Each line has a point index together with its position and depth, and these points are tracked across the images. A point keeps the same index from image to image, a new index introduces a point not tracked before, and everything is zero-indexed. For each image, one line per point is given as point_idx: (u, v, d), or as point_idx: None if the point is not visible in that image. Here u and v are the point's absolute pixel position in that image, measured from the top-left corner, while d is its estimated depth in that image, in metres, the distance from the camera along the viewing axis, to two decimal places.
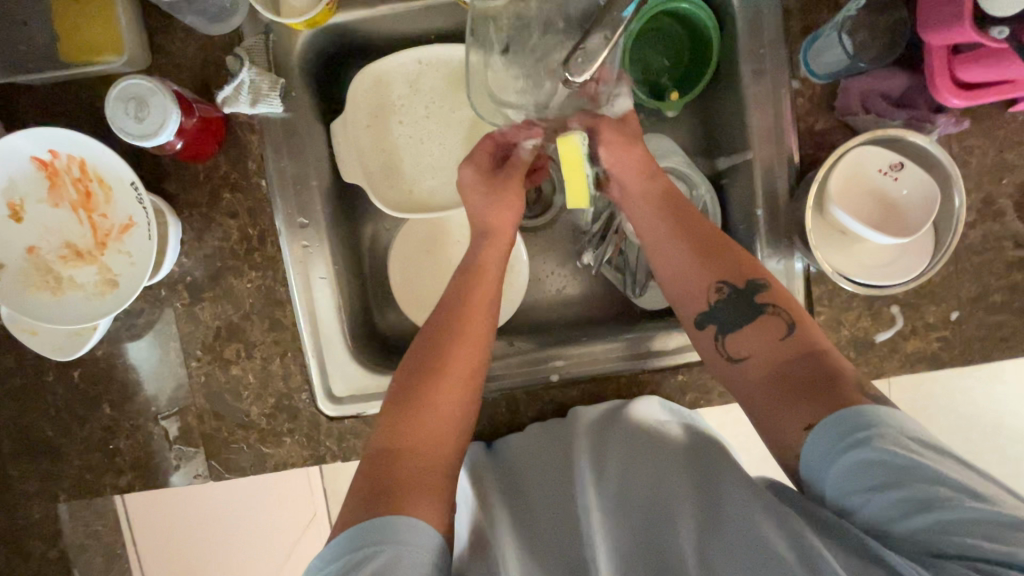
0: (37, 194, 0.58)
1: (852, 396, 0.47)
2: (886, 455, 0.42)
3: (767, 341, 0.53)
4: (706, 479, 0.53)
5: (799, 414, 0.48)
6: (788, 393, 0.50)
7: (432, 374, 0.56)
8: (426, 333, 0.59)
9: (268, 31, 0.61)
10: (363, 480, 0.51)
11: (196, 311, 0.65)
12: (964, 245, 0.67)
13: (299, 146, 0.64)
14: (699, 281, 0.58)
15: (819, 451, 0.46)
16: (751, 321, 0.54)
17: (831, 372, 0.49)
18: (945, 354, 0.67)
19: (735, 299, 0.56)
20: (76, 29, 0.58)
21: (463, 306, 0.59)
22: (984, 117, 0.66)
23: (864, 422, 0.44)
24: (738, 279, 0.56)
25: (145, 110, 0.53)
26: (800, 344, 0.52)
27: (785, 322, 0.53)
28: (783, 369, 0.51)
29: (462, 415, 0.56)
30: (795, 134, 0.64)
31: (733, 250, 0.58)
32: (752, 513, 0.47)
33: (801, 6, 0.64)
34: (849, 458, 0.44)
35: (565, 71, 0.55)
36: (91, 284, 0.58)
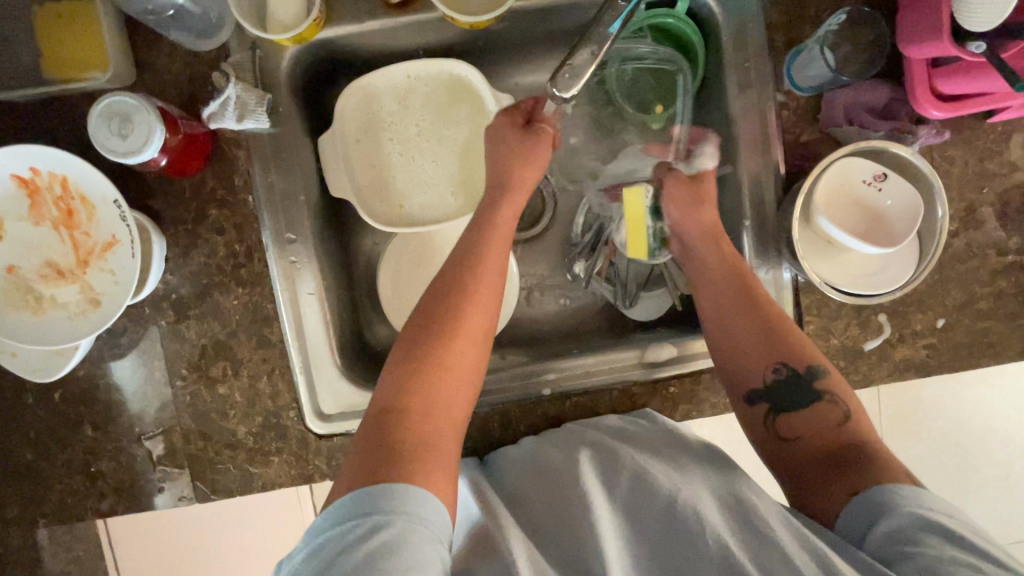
0: (18, 212, 0.56)
1: (901, 479, 0.49)
2: (934, 522, 0.44)
3: (824, 426, 0.56)
4: (724, 478, 0.53)
5: (845, 486, 0.50)
6: (834, 471, 0.52)
7: (450, 348, 0.55)
8: (434, 312, 0.57)
9: (255, 47, 0.60)
10: (361, 452, 0.49)
11: (182, 328, 0.64)
12: (948, 253, 0.68)
13: (287, 161, 0.64)
14: (761, 361, 0.59)
15: (874, 504, 0.47)
16: (808, 405, 0.57)
17: (888, 464, 0.51)
18: (932, 362, 0.68)
19: (793, 381, 0.58)
20: (61, 46, 0.57)
21: (469, 278, 0.59)
22: (965, 127, 0.67)
23: (917, 494, 0.47)
24: (798, 364, 0.58)
25: (129, 127, 0.52)
26: (856, 433, 0.54)
27: (840, 411, 0.56)
28: (837, 452, 0.53)
29: (473, 376, 0.56)
30: (781, 146, 0.65)
31: (795, 333, 0.60)
32: (769, 517, 0.48)
33: (784, 20, 0.64)
34: (897, 517, 0.46)
35: (553, 86, 0.57)
36: (73, 304, 0.57)
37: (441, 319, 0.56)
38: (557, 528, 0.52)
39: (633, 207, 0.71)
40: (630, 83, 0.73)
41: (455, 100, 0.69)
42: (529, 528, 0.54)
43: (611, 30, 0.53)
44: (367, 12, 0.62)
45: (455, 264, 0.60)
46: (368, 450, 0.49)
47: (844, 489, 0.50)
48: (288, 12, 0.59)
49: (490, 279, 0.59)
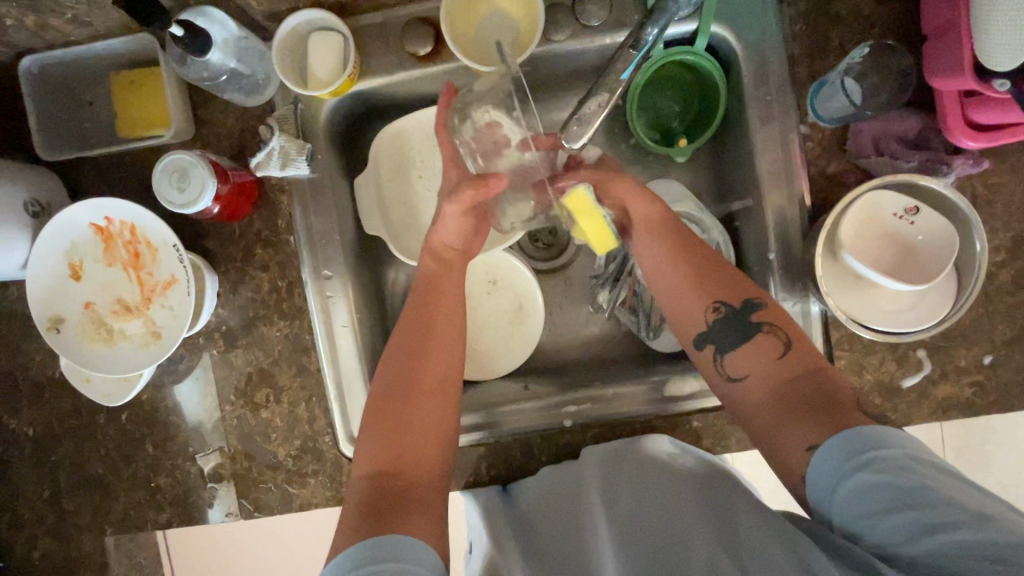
0: (94, 255, 0.64)
1: (852, 417, 0.48)
2: (891, 479, 0.43)
3: (768, 360, 0.55)
4: (719, 501, 0.56)
5: (802, 434, 0.49)
6: (788, 410, 0.52)
7: (407, 401, 0.58)
8: (390, 365, 0.60)
9: (297, 101, 0.66)
10: (360, 499, 0.53)
11: (230, 357, 0.70)
12: (995, 285, 0.64)
13: (324, 202, 0.69)
14: (700, 302, 0.60)
15: (828, 469, 0.47)
16: (750, 340, 0.57)
17: (832, 389, 0.51)
18: (979, 401, 0.65)
19: (732, 318, 0.58)
20: (132, 107, 0.65)
21: (430, 306, 0.62)
22: (1012, 154, 0.63)
23: (870, 441, 0.45)
24: (735, 299, 0.58)
25: (187, 181, 0.58)
26: (799, 362, 0.54)
27: (781, 341, 0.55)
28: (785, 387, 0.53)
29: (443, 415, 0.58)
30: (805, 178, 0.65)
31: (730, 272, 0.60)
32: (757, 533, 0.50)
33: (806, 52, 0.64)
34: (855, 480, 0.45)
35: (563, 138, 0.61)
36: (138, 336, 0.64)
37: (390, 371, 0.59)
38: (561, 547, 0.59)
39: (581, 206, 0.61)
40: (653, 116, 0.74)
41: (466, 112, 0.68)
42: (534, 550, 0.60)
43: (622, 76, 0.58)
44: (398, 64, 0.66)
45: (410, 305, 0.63)
46: (364, 505, 0.52)
47: (802, 435, 0.49)
48: (328, 68, 0.64)
49: (447, 317, 0.62)
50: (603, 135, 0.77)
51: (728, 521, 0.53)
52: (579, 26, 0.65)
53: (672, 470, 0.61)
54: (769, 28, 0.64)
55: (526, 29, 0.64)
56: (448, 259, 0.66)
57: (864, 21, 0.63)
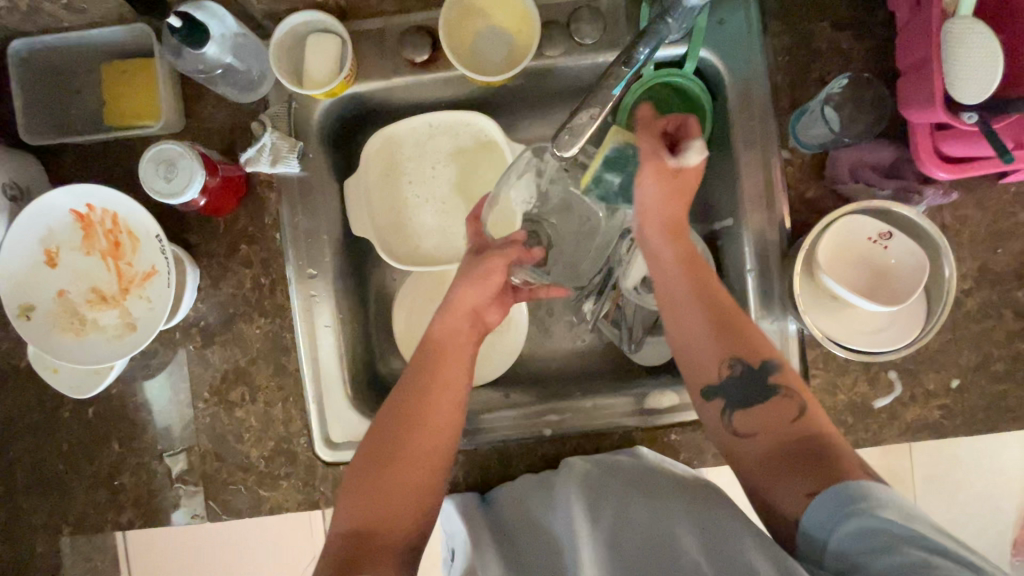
0: (72, 243, 0.62)
1: (848, 470, 0.48)
2: (888, 525, 0.43)
3: (778, 421, 0.54)
4: (706, 511, 0.56)
5: (803, 484, 0.49)
6: (790, 468, 0.51)
7: (381, 465, 0.56)
8: (377, 427, 0.59)
9: (291, 100, 0.66)
10: (330, 552, 0.52)
11: (207, 354, 0.68)
12: (962, 312, 0.67)
13: (313, 202, 0.69)
14: (712, 357, 0.58)
15: (828, 511, 0.46)
16: (765, 399, 0.55)
17: (843, 454, 0.50)
18: (946, 423, 0.67)
19: (747, 377, 0.57)
20: (120, 97, 0.64)
21: (434, 363, 0.62)
22: (979, 187, 0.66)
23: (872, 488, 0.46)
24: (750, 358, 0.57)
25: (174, 171, 0.57)
26: (812, 426, 0.52)
27: (796, 407, 0.54)
28: (791, 446, 0.52)
29: (430, 480, 0.57)
30: (786, 201, 0.67)
31: (747, 328, 0.59)
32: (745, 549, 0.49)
33: (789, 81, 0.67)
34: (853, 520, 0.45)
35: (554, 147, 0.60)
36: (112, 328, 0.62)
37: (375, 434, 0.58)
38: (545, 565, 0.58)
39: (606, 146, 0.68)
40: None
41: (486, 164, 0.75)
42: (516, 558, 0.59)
43: (613, 92, 0.58)
44: (394, 70, 0.67)
45: (414, 368, 0.62)
46: (332, 560, 0.51)
47: (802, 485, 0.49)
48: (323, 70, 0.64)
49: (452, 377, 0.62)
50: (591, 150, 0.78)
51: (716, 530, 0.53)
52: (573, 43, 0.66)
53: (657, 485, 0.61)
54: (754, 55, 0.67)
55: (521, 42, 0.66)
56: (461, 325, 0.65)
57: (843, 54, 0.66)
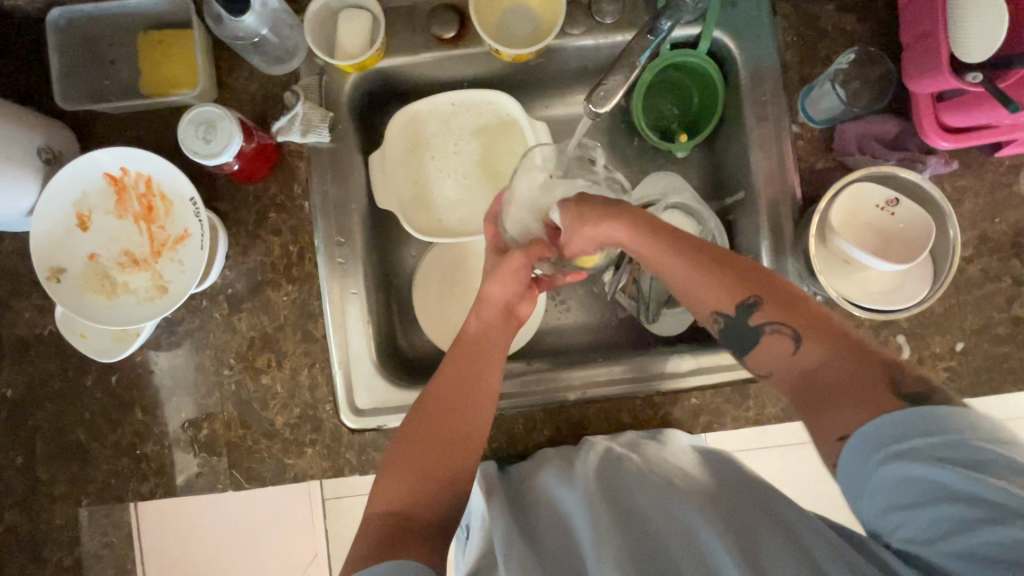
0: (105, 206, 0.63)
1: (884, 399, 0.41)
2: (929, 473, 0.37)
3: (782, 355, 0.48)
4: (729, 503, 0.51)
5: (832, 425, 0.42)
6: (827, 397, 0.44)
7: (416, 443, 0.56)
8: (417, 408, 0.59)
9: (322, 73, 0.68)
10: (369, 531, 0.51)
11: (234, 321, 0.69)
12: (964, 278, 0.70)
13: (341, 172, 0.70)
14: (701, 307, 0.54)
15: (858, 458, 0.41)
16: (759, 336, 0.50)
17: (864, 370, 0.43)
18: (953, 385, 0.70)
19: (736, 317, 0.51)
20: (157, 65, 0.65)
21: (472, 342, 0.64)
22: (975, 160, 0.71)
23: (908, 428, 0.39)
24: (732, 296, 0.51)
25: (213, 133, 0.59)
26: (816, 347, 0.46)
27: (790, 336, 0.48)
28: (810, 377, 0.46)
29: (466, 457, 0.57)
30: (797, 173, 0.70)
31: (734, 260, 0.53)
32: (767, 529, 0.46)
33: (797, 60, 0.71)
34: (883, 473, 0.39)
35: (589, 104, 0.67)
36: (143, 290, 0.63)
37: (412, 417, 0.59)
38: (562, 539, 0.53)
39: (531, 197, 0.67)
40: (655, 115, 0.79)
41: (506, 140, 0.78)
42: (531, 531, 0.55)
43: (639, 61, 0.65)
44: (422, 45, 0.70)
45: (450, 356, 0.63)
46: (374, 539, 0.50)
47: (838, 426, 0.42)
48: (355, 42, 0.66)
49: (491, 359, 0.64)
50: (607, 130, 0.81)
51: (736, 517, 0.48)
52: (594, 22, 0.69)
53: (673, 476, 0.56)
54: (764, 37, 0.71)
55: (547, 20, 0.69)
56: (493, 317, 0.67)
57: (847, 35, 0.70)
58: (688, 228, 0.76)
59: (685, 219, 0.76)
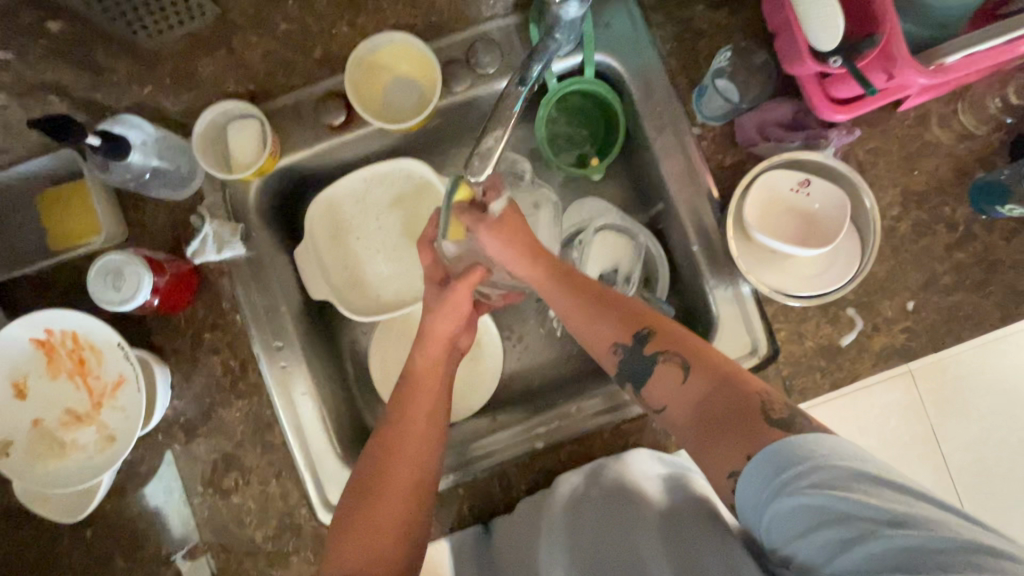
0: (37, 371, 0.63)
1: (766, 433, 0.43)
2: (808, 498, 0.38)
3: (672, 388, 0.51)
4: (674, 537, 0.51)
5: (724, 461, 0.44)
6: (710, 432, 0.47)
7: (369, 501, 0.56)
8: (361, 467, 0.59)
9: (224, 187, 0.69)
10: None
11: (193, 447, 0.69)
12: (899, 236, 0.70)
13: (265, 277, 0.71)
14: (601, 343, 0.57)
15: (752, 494, 0.42)
16: (650, 372, 0.53)
17: (740, 398, 0.46)
18: (914, 344, 0.69)
19: (631, 358, 0.55)
20: (60, 221, 0.66)
21: (408, 381, 0.64)
22: (880, 119, 0.70)
23: (785, 458, 0.41)
24: (626, 335, 0.55)
25: (122, 279, 0.60)
26: (699, 380, 0.49)
27: (678, 369, 0.51)
28: (700, 408, 0.49)
29: (409, 514, 0.56)
30: (709, 173, 0.70)
31: (626, 302, 0.58)
32: (702, 552, 0.49)
33: (682, 65, 0.71)
34: (773, 508, 0.40)
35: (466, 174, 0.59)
36: (92, 444, 0.63)
37: (358, 475, 0.59)
38: None
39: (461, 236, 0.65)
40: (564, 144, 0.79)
41: (426, 206, 0.78)
42: None
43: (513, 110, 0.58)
44: (316, 136, 0.70)
45: (387, 410, 0.62)
46: None
47: (725, 464, 0.44)
48: (246, 150, 0.66)
49: (430, 404, 0.63)
50: None
51: (684, 547, 0.50)
52: (475, 75, 0.70)
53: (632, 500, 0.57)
54: (645, 50, 0.71)
55: (428, 85, 0.69)
56: (436, 354, 0.65)
57: (725, 30, 0.70)
58: (623, 246, 0.77)
59: (616, 239, 0.77)
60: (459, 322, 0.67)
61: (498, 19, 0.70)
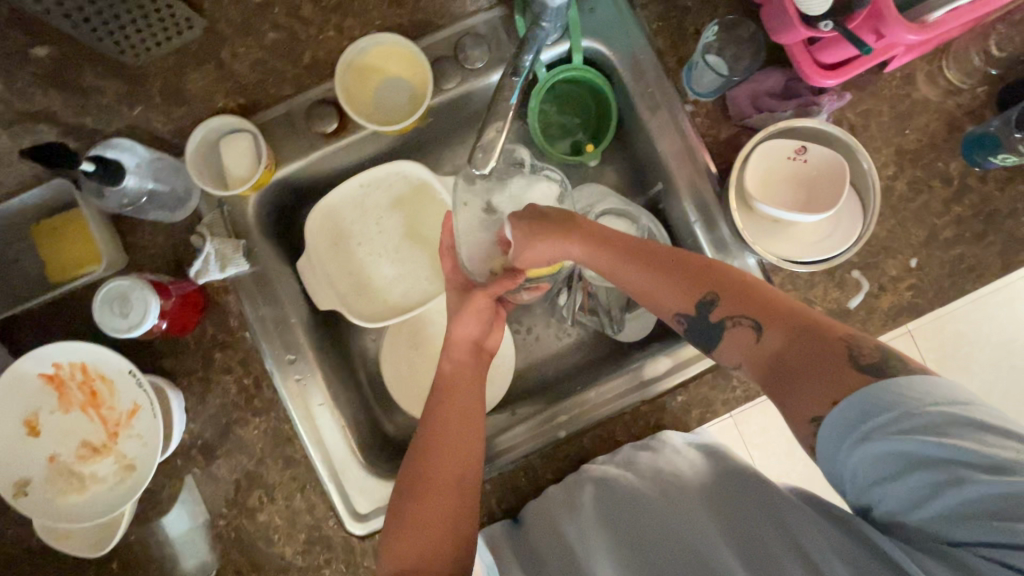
0: (48, 406, 0.62)
1: (851, 380, 0.41)
2: (898, 446, 0.38)
3: (749, 347, 0.50)
4: (729, 512, 0.52)
5: (801, 408, 0.43)
6: (785, 384, 0.46)
7: (421, 499, 0.57)
8: (411, 460, 0.59)
9: (221, 204, 0.68)
10: None
11: (214, 469, 0.68)
12: (897, 195, 0.71)
13: (271, 292, 0.70)
14: (664, 307, 0.56)
15: (833, 442, 0.41)
16: (722, 335, 0.52)
17: (823, 348, 0.44)
18: (920, 301, 0.70)
19: (698, 322, 0.54)
20: (57, 252, 0.65)
21: (443, 378, 0.65)
22: (868, 82, 0.71)
23: (871, 406, 0.40)
24: (688, 302, 0.54)
25: (128, 305, 0.59)
26: (775, 336, 0.48)
27: (750, 328, 0.50)
28: (777, 362, 0.47)
29: (463, 505, 0.57)
30: (704, 149, 0.70)
31: (685, 257, 0.56)
32: (754, 519, 0.50)
33: (669, 44, 0.71)
34: (856, 456, 0.40)
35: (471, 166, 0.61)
36: (111, 475, 0.62)
37: (410, 467, 0.59)
38: None
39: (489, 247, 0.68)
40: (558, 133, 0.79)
41: (427, 208, 0.78)
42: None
43: (510, 102, 0.60)
44: (310, 146, 0.69)
45: (428, 411, 0.62)
46: None
47: (805, 410, 0.43)
48: (242, 165, 0.66)
49: (469, 396, 0.63)
50: None
51: (741, 527, 0.50)
52: (465, 70, 0.69)
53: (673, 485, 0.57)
54: (632, 31, 0.71)
55: (419, 84, 0.69)
56: (462, 356, 0.66)
57: (708, 5, 0.71)
58: (625, 229, 0.76)
59: (618, 222, 0.76)
60: (489, 317, 0.68)
61: (483, 13, 0.69)
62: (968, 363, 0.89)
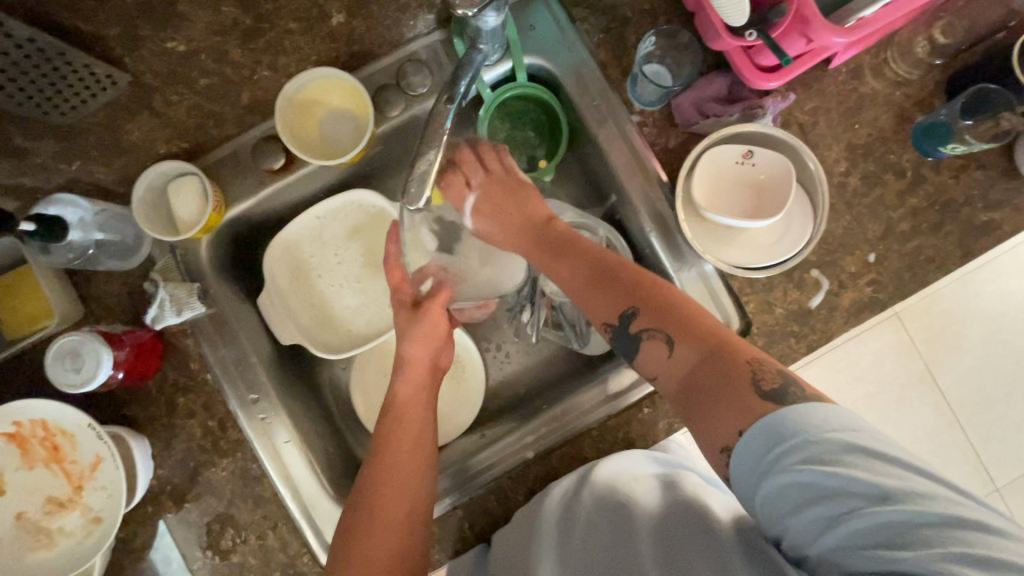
0: (13, 463, 0.62)
1: (755, 405, 0.44)
2: (802, 475, 0.40)
3: (663, 361, 0.52)
4: (669, 535, 0.52)
5: (715, 440, 0.46)
6: (696, 400, 0.48)
7: (366, 524, 0.56)
8: (360, 484, 0.59)
9: (174, 248, 0.68)
10: None
11: (185, 513, 0.67)
12: (851, 191, 0.70)
13: (231, 332, 0.70)
14: (596, 317, 0.57)
15: (749, 469, 0.43)
16: (639, 348, 0.54)
17: (728, 368, 0.47)
18: (882, 296, 0.69)
19: (620, 334, 0.55)
20: (13, 309, 0.65)
21: (395, 406, 0.64)
22: (814, 79, 0.71)
23: (778, 437, 0.42)
24: (614, 314, 0.56)
25: (80, 360, 0.60)
26: (687, 352, 0.50)
27: (663, 342, 0.52)
28: (689, 380, 0.50)
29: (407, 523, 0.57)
30: (654, 157, 0.70)
31: (613, 266, 0.58)
32: (690, 543, 0.50)
33: (612, 55, 0.71)
34: (768, 484, 0.42)
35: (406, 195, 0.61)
36: (79, 528, 0.62)
37: (357, 493, 0.59)
38: None
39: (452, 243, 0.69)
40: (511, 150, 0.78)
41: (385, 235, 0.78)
42: None
43: (445, 128, 0.59)
44: (259, 184, 0.69)
45: (378, 437, 0.62)
46: None
47: (720, 438, 0.45)
48: (190, 209, 0.66)
49: (419, 421, 0.64)
50: None
51: (670, 544, 0.52)
52: (408, 97, 0.69)
53: (625, 502, 0.57)
54: (573, 45, 0.71)
55: (362, 115, 0.69)
56: (419, 377, 0.67)
57: (648, 14, 0.70)
58: None
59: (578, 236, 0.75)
60: (439, 332, 0.69)
61: (423, 37, 0.69)
62: (957, 343, 0.88)
